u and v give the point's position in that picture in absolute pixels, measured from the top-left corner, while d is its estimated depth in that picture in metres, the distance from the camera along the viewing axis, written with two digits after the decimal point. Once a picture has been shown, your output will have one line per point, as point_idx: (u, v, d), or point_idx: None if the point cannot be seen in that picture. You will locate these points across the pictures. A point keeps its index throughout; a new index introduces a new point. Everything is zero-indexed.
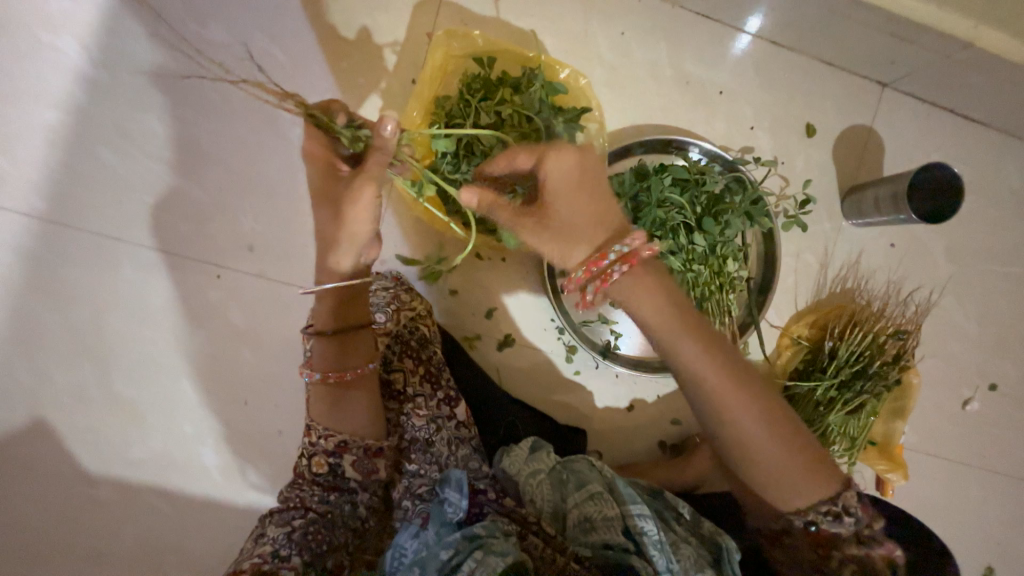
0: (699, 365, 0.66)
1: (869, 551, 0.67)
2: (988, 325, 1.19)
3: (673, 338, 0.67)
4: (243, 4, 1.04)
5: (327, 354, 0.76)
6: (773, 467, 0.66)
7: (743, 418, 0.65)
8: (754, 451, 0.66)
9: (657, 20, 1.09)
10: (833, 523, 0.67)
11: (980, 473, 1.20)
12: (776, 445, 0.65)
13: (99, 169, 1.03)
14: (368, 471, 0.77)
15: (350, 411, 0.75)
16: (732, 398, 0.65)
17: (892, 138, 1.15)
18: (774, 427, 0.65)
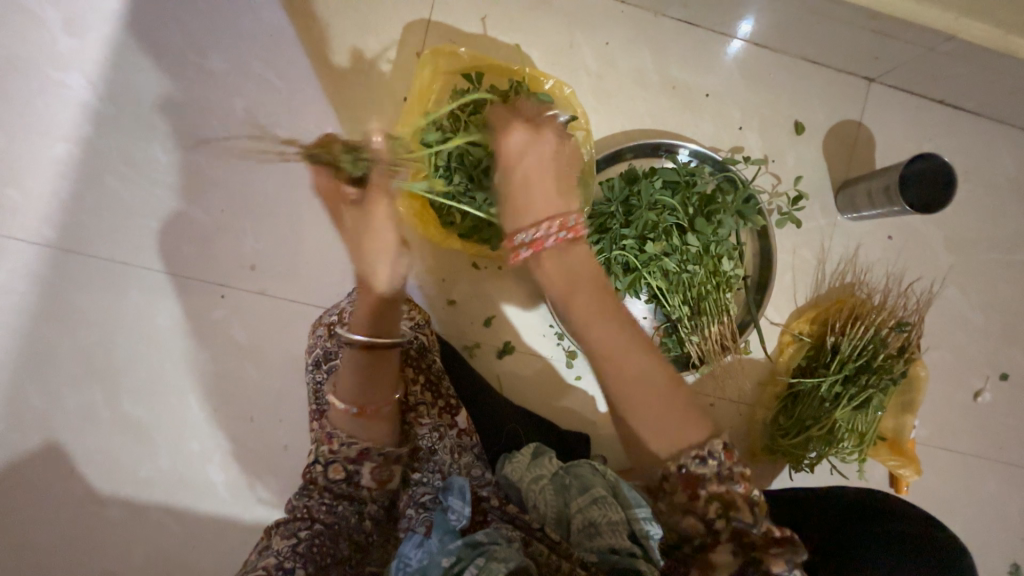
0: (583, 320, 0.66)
1: (731, 489, 0.59)
2: (993, 314, 1.17)
3: (566, 293, 0.68)
4: (240, 34, 1.09)
5: (356, 368, 0.73)
6: (642, 416, 0.63)
7: (630, 373, 0.63)
8: (639, 411, 0.62)
9: (640, 29, 1.12)
10: (700, 466, 0.59)
11: (997, 465, 1.17)
12: (655, 380, 0.63)
13: (106, 197, 1.07)
14: (381, 480, 0.78)
15: (376, 421, 0.76)
16: (613, 341, 0.65)
17: (883, 131, 1.15)
18: (661, 391, 0.63)
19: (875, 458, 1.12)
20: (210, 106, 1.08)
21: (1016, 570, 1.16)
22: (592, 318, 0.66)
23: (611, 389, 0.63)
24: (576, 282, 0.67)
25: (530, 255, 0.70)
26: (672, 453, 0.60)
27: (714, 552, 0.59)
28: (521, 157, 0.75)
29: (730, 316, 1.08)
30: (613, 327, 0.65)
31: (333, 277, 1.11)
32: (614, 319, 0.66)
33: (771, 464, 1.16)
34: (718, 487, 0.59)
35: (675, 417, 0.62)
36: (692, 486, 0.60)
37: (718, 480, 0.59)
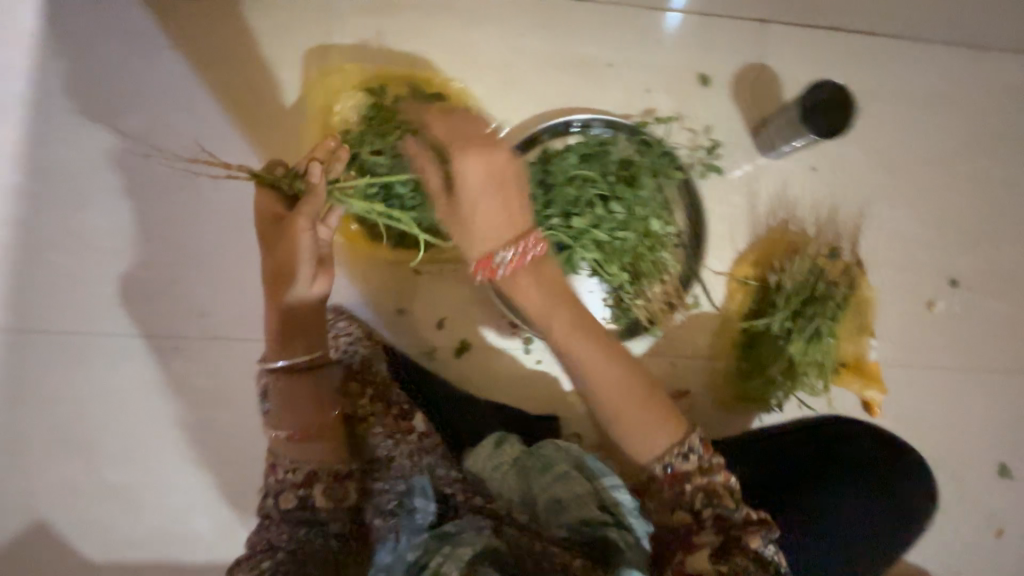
0: (573, 342, 0.84)
1: (711, 479, 0.79)
2: (932, 224, 1.18)
3: (547, 312, 0.84)
4: (148, 92, 1.11)
5: (280, 393, 0.87)
6: (620, 412, 0.84)
7: (615, 394, 0.84)
8: (624, 412, 0.83)
9: (534, 14, 1.14)
10: (682, 462, 0.80)
11: (964, 370, 1.18)
12: (645, 415, 0.83)
13: (46, 273, 1.09)
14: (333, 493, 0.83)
15: (316, 440, 0.86)
16: (599, 362, 0.84)
17: (788, 67, 1.17)
18: (636, 395, 0.83)
19: (841, 386, 1.12)
20: (132, 166, 1.10)
21: (1005, 471, 1.18)
22: (582, 347, 0.84)
23: (600, 393, 0.84)
24: (549, 303, 0.83)
25: (507, 271, 0.80)
26: (656, 451, 0.81)
27: (699, 535, 0.77)
28: (480, 189, 0.78)
29: (671, 275, 1.10)
30: (590, 344, 0.84)
31: None
32: (600, 348, 0.84)
33: (746, 412, 1.16)
34: (701, 479, 0.79)
35: (654, 416, 0.83)
36: (681, 479, 0.80)
37: (701, 473, 0.80)
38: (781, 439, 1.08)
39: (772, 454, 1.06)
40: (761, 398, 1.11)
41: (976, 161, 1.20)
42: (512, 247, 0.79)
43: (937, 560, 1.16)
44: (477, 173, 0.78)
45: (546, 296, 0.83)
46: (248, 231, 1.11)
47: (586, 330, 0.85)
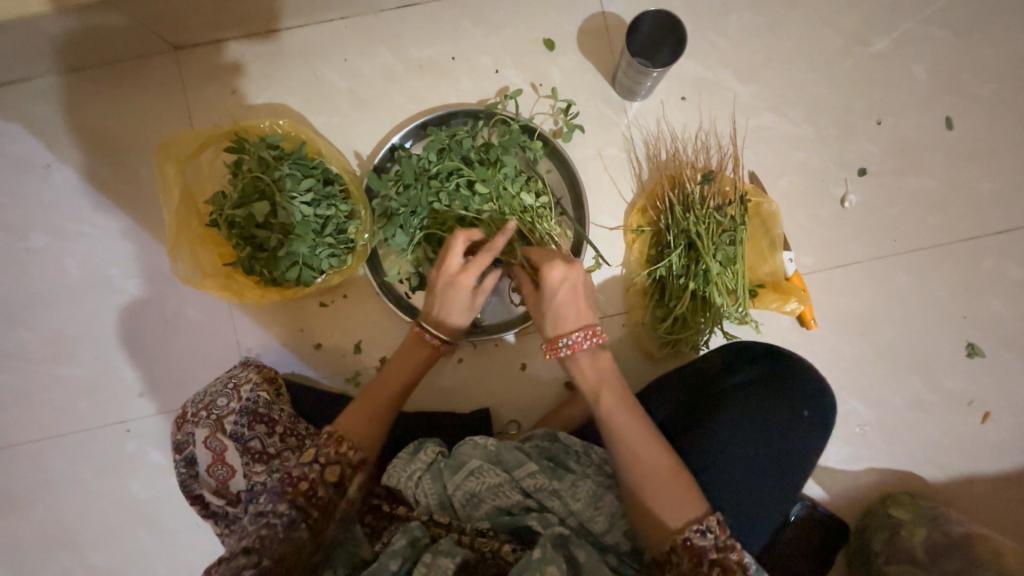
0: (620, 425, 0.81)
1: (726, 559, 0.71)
2: (822, 120, 1.13)
3: (602, 401, 0.84)
4: (44, 206, 1.19)
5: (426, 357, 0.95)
6: (666, 505, 0.75)
7: (645, 455, 0.78)
8: (639, 471, 0.78)
9: (368, 32, 1.17)
10: (700, 538, 0.72)
11: (898, 258, 1.12)
12: (677, 484, 0.76)
13: (1, 392, 1.19)
14: (341, 481, 0.82)
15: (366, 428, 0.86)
16: (626, 421, 0.82)
17: (629, 8, 1.15)
18: (679, 485, 0.76)
19: (761, 306, 1.08)
20: (50, 277, 1.19)
21: (972, 348, 1.10)
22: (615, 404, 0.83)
23: (639, 482, 0.77)
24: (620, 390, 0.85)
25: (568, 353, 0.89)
26: (682, 526, 0.74)
27: None
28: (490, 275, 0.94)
29: (558, 241, 1.06)
30: (651, 447, 0.79)
31: (211, 372, 1.18)
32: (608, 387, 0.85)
33: (676, 359, 1.13)
34: (716, 556, 0.71)
35: (686, 482, 0.76)
36: (696, 555, 0.72)
37: (716, 550, 0.72)
38: (719, 435, 0.83)
39: (712, 456, 0.82)
40: (684, 340, 1.07)
41: (849, 44, 1.14)
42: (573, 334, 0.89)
43: (922, 461, 1.10)
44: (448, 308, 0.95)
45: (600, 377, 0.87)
46: (165, 308, 1.19)
47: (645, 444, 0.79)
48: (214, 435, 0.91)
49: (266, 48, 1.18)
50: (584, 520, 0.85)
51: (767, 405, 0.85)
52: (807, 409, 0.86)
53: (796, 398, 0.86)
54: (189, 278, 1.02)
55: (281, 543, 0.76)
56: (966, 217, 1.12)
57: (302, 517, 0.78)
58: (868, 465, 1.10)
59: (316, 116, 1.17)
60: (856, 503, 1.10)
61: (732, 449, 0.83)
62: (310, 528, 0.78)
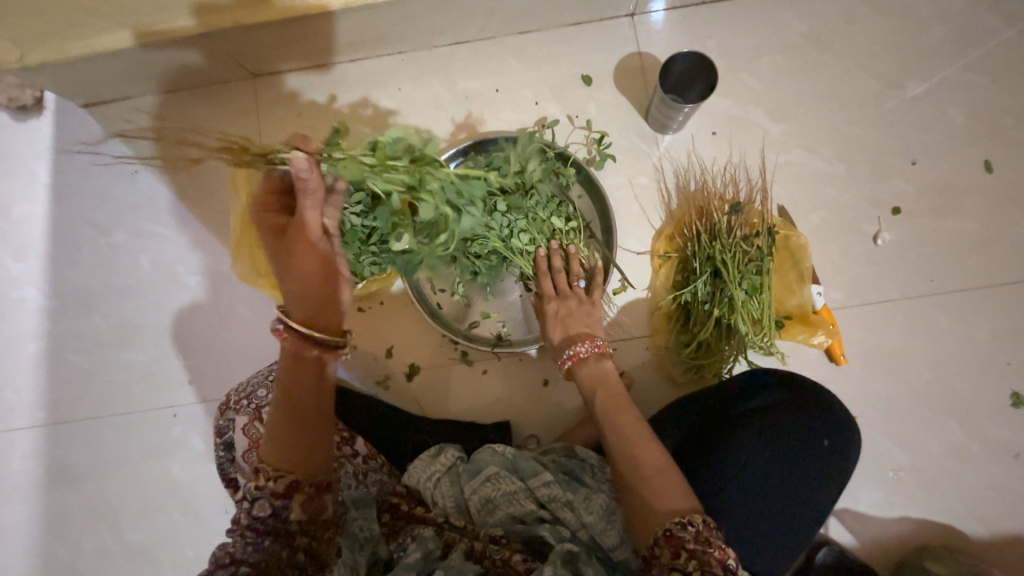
0: (613, 414, 0.86)
1: (706, 551, 0.68)
2: (854, 158, 1.15)
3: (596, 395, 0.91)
4: (129, 206, 1.35)
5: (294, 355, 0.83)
6: (649, 493, 0.76)
7: (636, 448, 0.81)
8: (626, 454, 0.80)
9: (422, 65, 1.29)
10: (681, 530, 0.70)
11: (935, 298, 1.10)
12: (664, 477, 0.77)
13: (71, 371, 1.31)
14: (275, 512, 0.78)
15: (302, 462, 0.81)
16: (620, 414, 0.86)
17: (665, 49, 1.22)
18: (664, 475, 0.77)
19: (787, 338, 1.07)
20: (124, 270, 1.33)
21: (1017, 398, 1.06)
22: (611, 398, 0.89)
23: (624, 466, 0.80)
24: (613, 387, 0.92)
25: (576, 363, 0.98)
26: (665, 516, 0.72)
27: None
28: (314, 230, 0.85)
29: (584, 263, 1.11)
30: (640, 437, 0.82)
31: (253, 366, 1.27)
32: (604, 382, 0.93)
33: (698, 386, 1.13)
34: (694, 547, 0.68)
35: (676, 479, 0.77)
36: (674, 546, 0.69)
37: (695, 543, 0.69)
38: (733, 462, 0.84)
39: (728, 477, 0.83)
40: (707, 367, 1.07)
41: (884, 87, 1.16)
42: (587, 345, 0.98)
43: (962, 515, 1.04)
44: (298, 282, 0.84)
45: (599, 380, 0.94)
46: (220, 304, 1.30)
47: (635, 433, 0.82)
48: (251, 423, 0.97)
49: (330, 77, 1.32)
50: (596, 535, 0.86)
51: (789, 431, 0.85)
52: (828, 438, 0.86)
53: (816, 429, 0.86)
54: (247, 276, 1.14)
55: (254, 554, 0.77)
56: (1009, 261, 1.09)
57: (263, 536, 0.78)
58: (901, 515, 1.05)
59: (369, 138, 1.28)
60: (889, 554, 1.04)
61: (748, 472, 0.83)
62: (277, 541, 0.78)
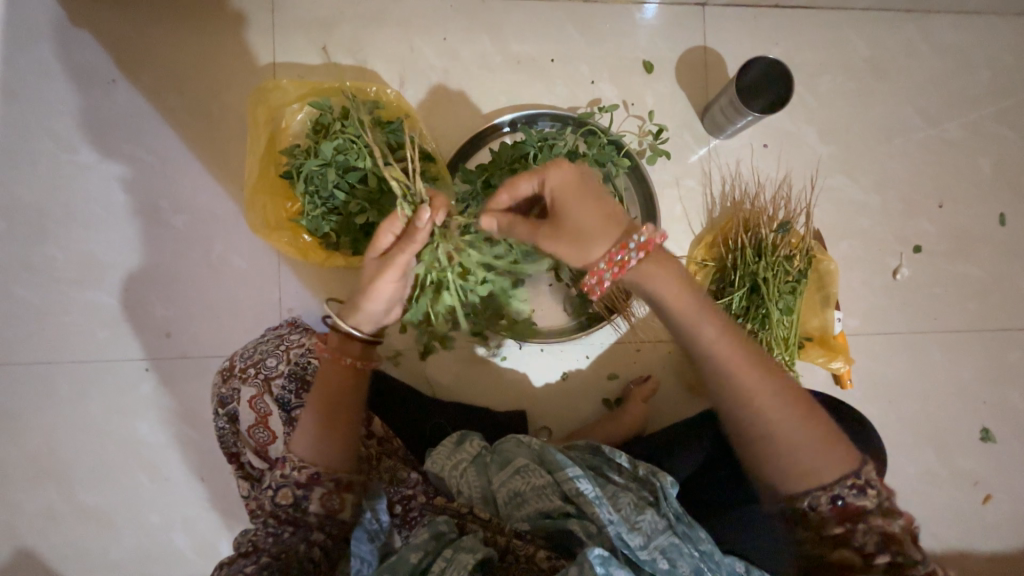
0: (722, 349, 0.71)
1: (891, 523, 0.66)
2: (889, 192, 1.18)
3: (699, 322, 0.72)
4: (102, 121, 1.13)
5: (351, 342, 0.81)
6: (792, 437, 0.69)
7: (777, 410, 0.69)
8: (751, 392, 0.70)
9: (472, 16, 1.16)
10: (859, 497, 0.67)
11: (936, 336, 1.17)
12: (818, 438, 0.69)
13: (18, 305, 1.12)
14: (297, 501, 0.78)
15: (328, 448, 0.79)
16: (742, 364, 0.71)
17: (730, 48, 1.17)
18: (799, 413, 0.69)
19: (806, 360, 1.11)
20: (93, 196, 1.13)
21: (985, 433, 1.17)
22: (727, 342, 0.71)
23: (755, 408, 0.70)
24: (710, 310, 0.73)
25: (644, 257, 0.72)
26: (824, 469, 0.68)
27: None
28: (389, 269, 0.75)
29: None
30: (760, 371, 0.71)
31: (246, 325, 1.15)
32: (706, 312, 0.72)
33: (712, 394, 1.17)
34: (880, 521, 0.66)
35: (808, 414, 0.70)
36: (848, 514, 0.67)
37: (878, 513, 0.67)
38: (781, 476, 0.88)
39: None
40: None
41: (928, 127, 1.19)
42: (639, 232, 0.73)
43: (924, 533, 1.15)
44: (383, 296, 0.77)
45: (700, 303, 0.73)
46: (211, 252, 1.14)
47: (755, 364, 0.71)
48: (260, 396, 0.88)
49: (364, 10, 1.15)
50: (624, 533, 0.77)
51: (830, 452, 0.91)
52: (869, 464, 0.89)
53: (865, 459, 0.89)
54: (259, 227, 1.02)
55: (273, 545, 0.79)
56: (1002, 310, 1.18)
57: (284, 527, 0.79)
58: None
59: (406, 90, 1.15)
60: None
61: None
62: (297, 534, 0.80)
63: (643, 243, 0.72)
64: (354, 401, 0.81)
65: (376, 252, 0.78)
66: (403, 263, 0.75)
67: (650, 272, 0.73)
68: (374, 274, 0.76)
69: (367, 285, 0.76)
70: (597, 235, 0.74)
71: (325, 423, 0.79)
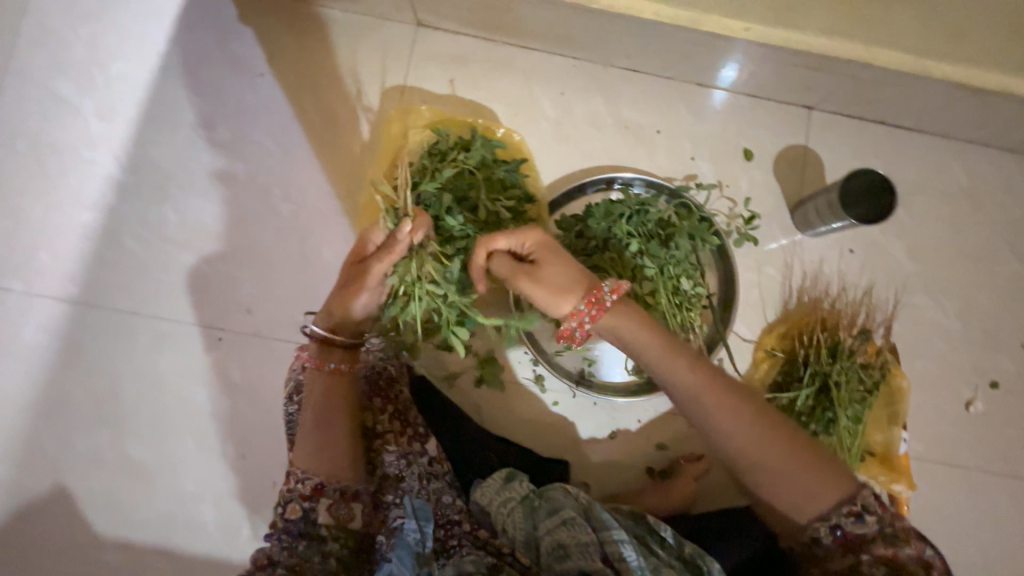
0: (699, 392, 0.84)
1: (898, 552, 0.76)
2: (971, 321, 1.17)
3: (672, 366, 0.86)
4: (241, 108, 1.25)
5: (333, 355, 0.96)
6: (775, 469, 0.81)
7: (758, 444, 0.81)
8: (730, 431, 0.82)
9: (591, 79, 1.24)
10: (857, 523, 0.78)
11: (1003, 479, 1.12)
12: (801, 466, 0.80)
13: (123, 255, 1.20)
14: (305, 515, 0.88)
15: (328, 456, 0.91)
16: (719, 405, 0.83)
17: (830, 153, 1.21)
18: (781, 446, 0.81)
19: (865, 476, 1.07)
20: (216, 172, 1.23)
21: None
22: (699, 386, 0.84)
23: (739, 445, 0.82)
24: (680, 354, 0.86)
25: (614, 301, 0.86)
26: (813, 498, 0.79)
27: None
28: (370, 280, 0.90)
29: (694, 334, 1.10)
30: (740, 410, 0.83)
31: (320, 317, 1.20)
32: (681, 359, 0.86)
33: None
34: (882, 549, 0.77)
35: (790, 447, 0.81)
36: (847, 536, 0.79)
37: (878, 535, 0.77)
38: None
39: None
40: None
41: (1019, 265, 1.19)
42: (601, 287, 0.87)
43: None
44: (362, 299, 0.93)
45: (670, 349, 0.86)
46: (305, 243, 1.21)
47: (733, 403, 0.83)
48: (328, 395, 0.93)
49: (495, 56, 1.25)
50: None
51: None
52: None
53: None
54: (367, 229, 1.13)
55: (292, 557, 0.86)
56: None
57: (298, 538, 0.87)
58: None
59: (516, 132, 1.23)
60: None
61: None
62: (313, 543, 0.87)
63: (596, 301, 0.86)
64: (339, 404, 0.93)
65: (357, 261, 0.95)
66: (376, 274, 0.90)
67: (618, 317, 0.87)
68: (353, 283, 0.92)
69: (346, 291, 0.93)
70: (565, 292, 0.87)
71: (319, 428, 0.91)
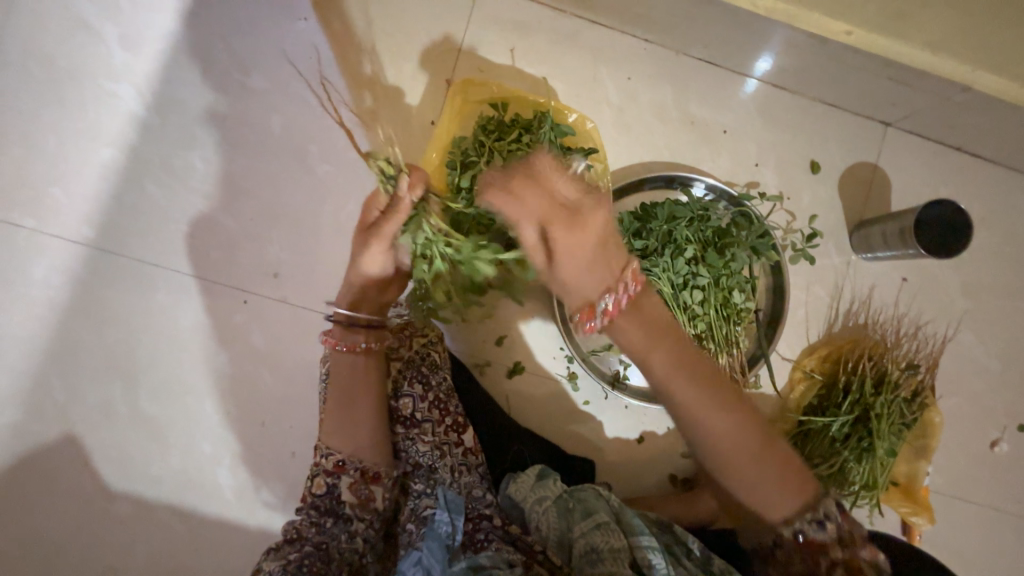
0: (674, 385, 0.68)
1: (855, 553, 0.68)
2: (1011, 363, 1.16)
3: (645, 355, 0.69)
4: (281, 53, 1.14)
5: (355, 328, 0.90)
6: (740, 470, 0.68)
7: (727, 442, 0.68)
8: (701, 426, 0.68)
9: (662, 66, 1.16)
10: (816, 530, 0.68)
11: (1013, 519, 1.14)
12: (769, 473, 0.68)
13: (144, 201, 1.12)
14: (330, 491, 0.86)
15: (352, 436, 0.87)
16: (694, 400, 0.68)
17: (899, 175, 1.16)
18: (750, 447, 0.68)
19: (886, 504, 1.09)
20: (249, 121, 1.14)
21: None
22: (675, 377, 0.68)
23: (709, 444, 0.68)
24: (659, 339, 0.69)
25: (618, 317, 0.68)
26: (773, 504, 0.68)
27: None
28: (376, 240, 0.84)
29: (738, 350, 1.07)
30: (717, 408, 0.68)
31: None
32: (659, 346, 0.68)
33: None
34: (839, 554, 0.68)
35: (760, 450, 0.68)
36: (814, 547, 0.68)
37: (838, 544, 0.68)
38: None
39: None
40: None
41: None
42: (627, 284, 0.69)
43: None
44: (373, 260, 0.87)
45: (648, 334, 0.69)
46: (341, 209, 1.15)
47: (708, 399, 0.68)
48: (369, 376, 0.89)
49: (562, 27, 1.15)
50: None
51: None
52: None
53: None
54: None
55: (317, 535, 0.84)
56: None
57: (325, 516, 0.85)
58: None
59: None
60: None
61: None
62: (340, 522, 0.86)
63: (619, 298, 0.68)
64: (362, 383, 0.88)
65: (366, 224, 0.89)
66: (386, 237, 0.84)
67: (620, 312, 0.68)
68: (363, 245, 0.86)
69: (357, 253, 0.88)
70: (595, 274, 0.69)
71: (337, 405, 0.87)
